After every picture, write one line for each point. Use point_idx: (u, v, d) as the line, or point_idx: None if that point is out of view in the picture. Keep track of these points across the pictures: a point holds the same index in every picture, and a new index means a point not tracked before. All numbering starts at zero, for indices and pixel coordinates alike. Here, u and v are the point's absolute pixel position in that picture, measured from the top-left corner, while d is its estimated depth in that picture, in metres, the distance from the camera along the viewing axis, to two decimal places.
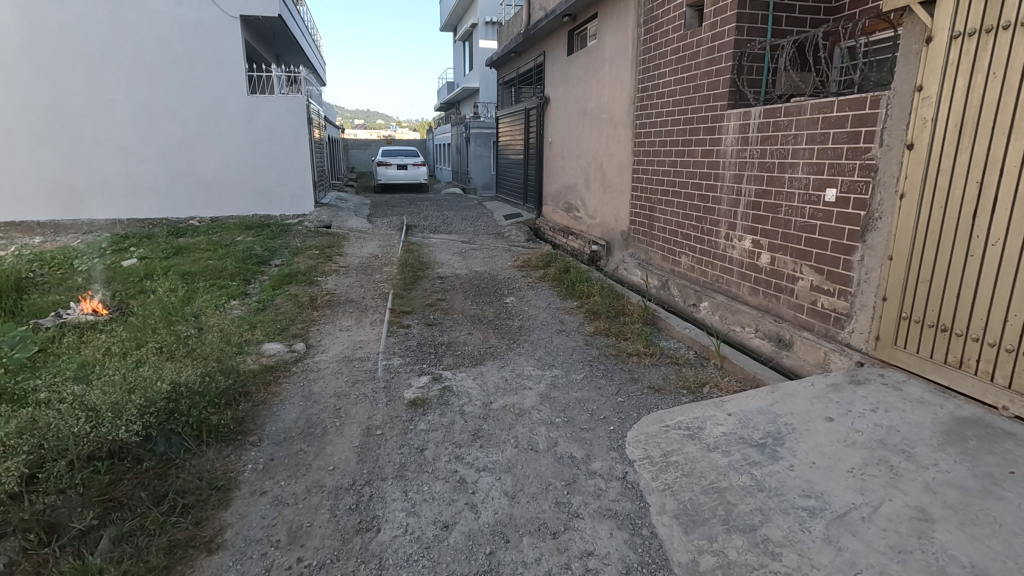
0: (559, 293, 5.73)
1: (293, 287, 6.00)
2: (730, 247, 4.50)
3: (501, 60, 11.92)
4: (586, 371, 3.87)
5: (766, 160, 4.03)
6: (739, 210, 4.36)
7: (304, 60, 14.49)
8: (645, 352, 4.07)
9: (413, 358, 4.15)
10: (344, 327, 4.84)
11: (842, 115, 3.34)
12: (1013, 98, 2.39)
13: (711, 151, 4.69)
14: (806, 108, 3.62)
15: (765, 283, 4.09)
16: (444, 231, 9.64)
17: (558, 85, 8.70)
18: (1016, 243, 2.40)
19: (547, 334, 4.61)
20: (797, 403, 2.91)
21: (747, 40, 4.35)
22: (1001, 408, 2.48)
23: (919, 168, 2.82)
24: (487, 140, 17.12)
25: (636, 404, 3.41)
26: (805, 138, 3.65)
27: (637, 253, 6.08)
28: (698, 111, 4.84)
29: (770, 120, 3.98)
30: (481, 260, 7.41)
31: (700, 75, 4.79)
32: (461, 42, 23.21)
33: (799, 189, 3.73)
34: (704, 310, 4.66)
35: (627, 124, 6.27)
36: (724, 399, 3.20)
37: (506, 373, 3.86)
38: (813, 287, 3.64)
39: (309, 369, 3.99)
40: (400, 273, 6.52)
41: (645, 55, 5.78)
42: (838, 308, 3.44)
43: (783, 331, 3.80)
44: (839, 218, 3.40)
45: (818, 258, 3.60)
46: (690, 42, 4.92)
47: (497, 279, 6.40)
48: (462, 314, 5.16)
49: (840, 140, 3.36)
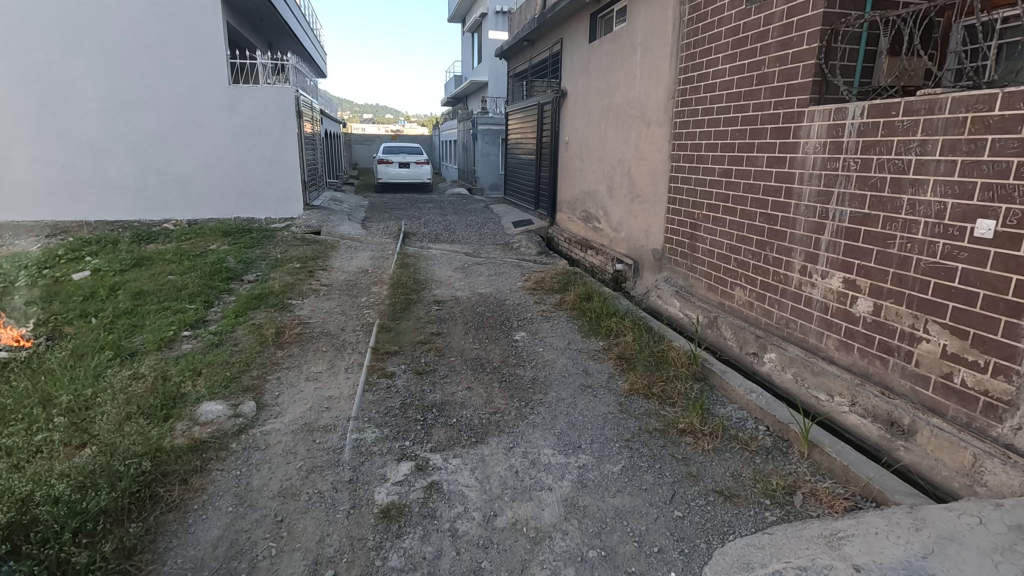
0: (581, 329, 4.71)
1: (260, 314, 4.98)
2: (807, 284, 3.46)
3: (512, 51, 10.88)
4: (625, 460, 2.86)
5: (871, 174, 2.97)
6: (823, 237, 3.31)
7: (299, 47, 13.51)
8: (703, 430, 3.05)
9: (393, 430, 3.14)
10: (311, 375, 3.83)
11: (1013, 114, 2.29)
12: None
13: (782, 159, 3.62)
14: (945, 104, 2.57)
15: (863, 339, 3.06)
16: (446, 239, 8.63)
17: (577, 77, 7.64)
18: None
19: (568, 393, 3.59)
20: (968, 561, 1.86)
21: (841, 14, 3.27)
22: None
23: None
24: (495, 138, 16.12)
25: (702, 525, 2.39)
26: (941, 146, 2.59)
27: (674, 278, 5.05)
28: (765, 107, 3.77)
29: (878, 120, 2.91)
30: (486, 278, 6.39)
31: (769, 61, 3.72)
32: (469, 34, 22.16)
33: (925, 216, 2.69)
34: (771, 364, 3.63)
35: (664, 123, 5.22)
36: (839, 534, 2.17)
37: (518, 462, 2.84)
38: (946, 354, 2.61)
39: (253, 445, 2.97)
40: (390, 296, 5.51)
41: (691, 39, 4.72)
42: (994, 392, 2.40)
43: (897, 413, 2.77)
44: (1000, 263, 2.36)
45: (957, 317, 2.55)
46: (756, 19, 3.85)
47: (505, 306, 5.38)
48: (460, 359, 4.14)
49: (1009, 150, 2.31)
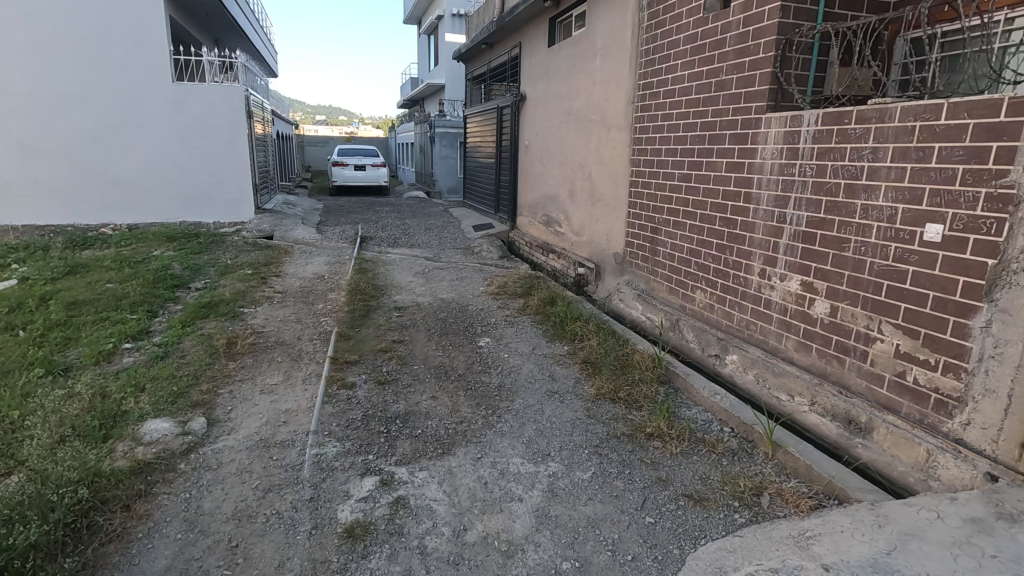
0: (545, 333, 4.70)
1: (209, 323, 4.72)
2: (765, 286, 3.54)
3: (470, 54, 10.82)
4: (595, 465, 2.85)
5: (826, 179, 3.06)
6: (781, 241, 3.40)
7: (248, 44, 13.03)
8: (671, 433, 3.07)
9: (356, 443, 3.01)
10: (265, 388, 3.64)
11: (957, 124, 2.40)
12: None
13: (740, 164, 3.70)
14: (894, 113, 2.67)
15: (821, 340, 3.15)
16: (404, 244, 8.46)
17: (537, 81, 7.64)
18: None
19: (535, 400, 3.55)
20: (930, 556, 1.89)
21: (794, 24, 3.35)
22: None
23: None
24: (453, 141, 16.04)
25: (673, 531, 2.38)
26: (891, 153, 2.70)
27: (636, 281, 5.10)
28: (724, 113, 3.84)
29: (832, 127, 3.01)
30: (447, 283, 6.29)
31: (726, 68, 3.79)
32: (425, 36, 21.96)
33: (877, 221, 2.78)
34: (733, 365, 3.70)
35: (624, 128, 5.27)
36: (807, 534, 2.18)
37: (487, 473, 2.77)
38: (899, 353, 2.70)
39: (204, 465, 2.79)
40: (348, 302, 5.34)
41: (650, 45, 4.77)
42: (944, 389, 2.49)
43: (854, 412, 2.86)
44: (948, 265, 2.46)
45: (908, 317, 2.65)
46: (713, 27, 3.93)
47: (468, 311, 5.31)
48: (424, 366, 4.04)
49: (954, 158, 2.42)
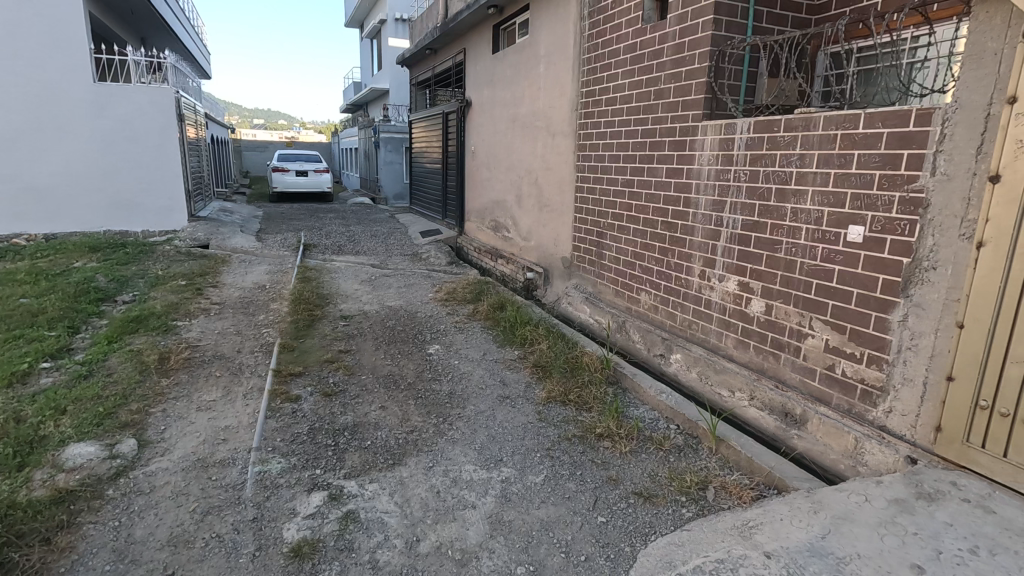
0: (495, 339, 4.70)
1: (138, 338, 4.44)
2: (706, 287, 3.68)
3: (414, 59, 10.72)
4: (547, 468, 2.87)
5: (758, 185, 3.22)
6: (719, 243, 3.54)
7: (178, 44, 12.40)
8: (620, 433, 3.13)
9: (302, 458, 2.90)
10: (202, 405, 3.45)
11: (873, 132, 2.57)
12: None
13: (679, 170, 3.84)
14: (818, 122, 2.85)
15: (757, 337, 3.30)
16: (350, 251, 8.27)
17: (482, 88, 7.66)
18: None
19: (486, 406, 3.54)
20: (860, 537, 2.01)
21: (726, 36, 3.51)
22: None
23: (1012, 208, 2.06)
24: (399, 147, 15.86)
25: (625, 529, 2.43)
26: (816, 160, 2.87)
27: (583, 284, 5.19)
28: (663, 121, 3.97)
29: (763, 135, 3.17)
30: (395, 291, 6.19)
31: (665, 78, 3.93)
32: (368, 40, 21.61)
33: (805, 223, 2.95)
34: (678, 364, 3.82)
35: (568, 135, 5.36)
36: (750, 523, 2.25)
37: (439, 482, 2.74)
38: (829, 347, 2.87)
39: (134, 489, 2.61)
40: (291, 313, 5.16)
41: (592, 53, 4.88)
42: (868, 380, 2.67)
43: (789, 404, 3.01)
44: (869, 263, 2.63)
45: (836, 313, 2.82)
46: (651, 37, 4.06)
47: (417, 319, 5.24)
48: (372, 376, 3.95)
49: (871, 164, 2.60)
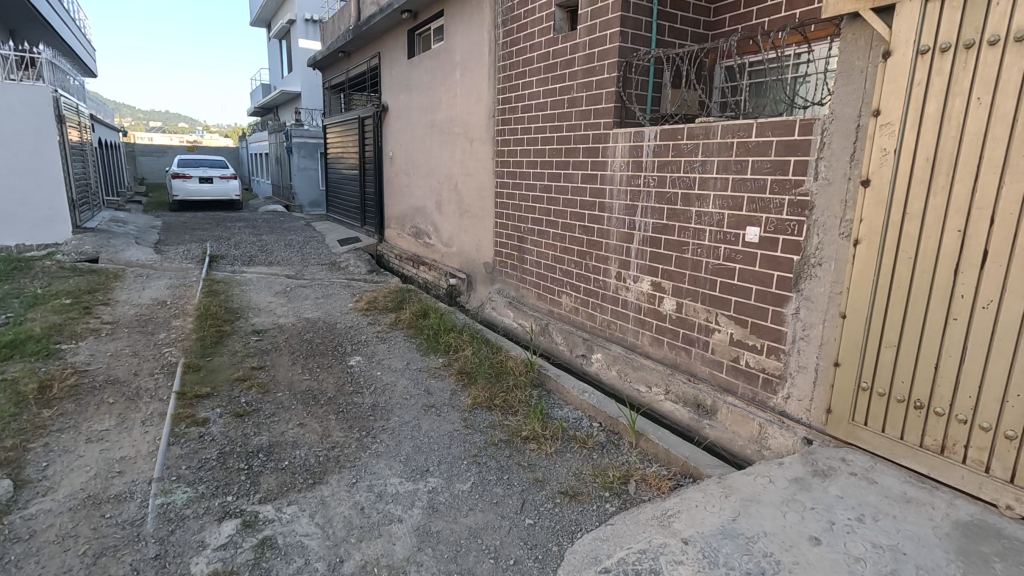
0: (419, 347, 4.63)
1: (13, 366, 3.95)
2: (622, 288, 3.82)
3: (327, 61, 10.37)
4: (474, 475, 2.85)
5: (666, 190, 3.40)
6: (633, 245, 3.70)
7: (55, 38, 11.23)
8: (545, 435, 3.18)
9: (211, 486, 2.70)
10: (93, 436, 3.13)
11: (764, 141, 2.79)
12: (1005, 128, 1.92)
13: (593, 176, 3.97)
14: (716, 130, 3.05)
15: (670, 334, 3.47)
16: (262, 262, 7.84)
17: (399, 93, 7.55)
18: (1015, 307, 1.93)
19: (410, 416, 3.47)
20: (766, 516, 2.15)
21: (632, 48, 3.68)
22: (1001, 506, 2.02)
23: (880, 210, 2.30)
24: (313, 152, 15.28)
25: (552, 529, 2.46)
26: (716, 166, 3.07)
27: (506, 289, 5.23)
28: (577, 129, 4.09)
29: (668, 142, 3.35)
30: (312, 302, 5.93)
31: (577, 86, 4.05)
32: (277, 40, 20.65)
33: (709, 226, 3.15)
34: (599, 363, 3.94)
35: (486, 141, 5.40)
36: (668, 512, 2.31)
37: (363, 498, 2.65)
38: (733, 340, 3.07)
39: (9, 537, 2.31)
40: (197, 329, 4.81)
41: (507, 61, 4.94)
42: (768, 369, 2.89)
43: (701, 396, 3.20)
44: (766, 261, 2.85)
45: (738, 308, 3.02)
46: (563, 47, 4.17)
47: (337, 330, 5.05)
48: (289, 393, 3.76)
49: (763, 170, 2.82)
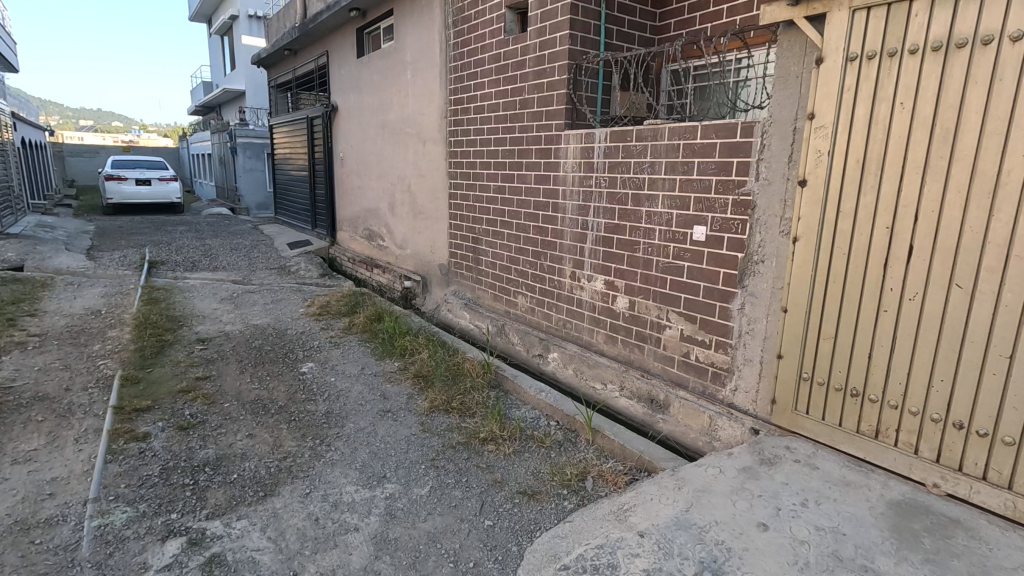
0: (373, 351, 4.55)
1: None
2: (577, 288, 3.87)
3: (272, 59, 10.05)
4: (432, 480, 2.83)
5: (617, 190, 3.47)
6: (586, 245, 3.75)
7: None
8: (503, 435, 3.18)
9: (154, 504, 2.57)
10: (19, 457, 2.92)
11: (709, 143, 2.89)
12: (926, 132, 2.05)
13: (546, 177, 4.01)
14: (663, 133, 3.13)
15: (624, 331, 3.54)
16: (206, 267, 7.52)
17: (348, 92, 7.40)
18: (938, 298, 2.07)
19: (366, 422, 3.41)
20: (717, 506, 2.22)
21: (581, 51, 3.73)
22: (930, 485, 2.16)
23: (816, 208, 2.42)
24: (259, 154, 14.81)
25: (511, 529, 2.47)
26: (663, 167, 3.15)
27: (462, 291, 5.20)
28: (529, 130, 4.12)
29: (618, 144, 3.42)
30: (261, 308, 5.74)
31: (528, 88, 4.07)
32: (218, 37, 19.87)
33: (658, 225, 3.23)
34: (555, 362, 3.98)
35: (439, 142, 5.36)
36: (624, 507, 2.36)
37: (318, 508, 2.58)
38: (684, 336, 3.16)
39: None
40: (135, 339, 4.56)
41: (458, 62, 4.92)
42: (717, 363, 2.99)
43: (654, 391, 3.28)
44: (712, 259, 2.95)
45: (688, 305, 3.11)
46: (514, 48, 4.19)
47: (287, 336, 4.90)
48: (237, 403, 3.62)
49: (707, 171, 2.91)
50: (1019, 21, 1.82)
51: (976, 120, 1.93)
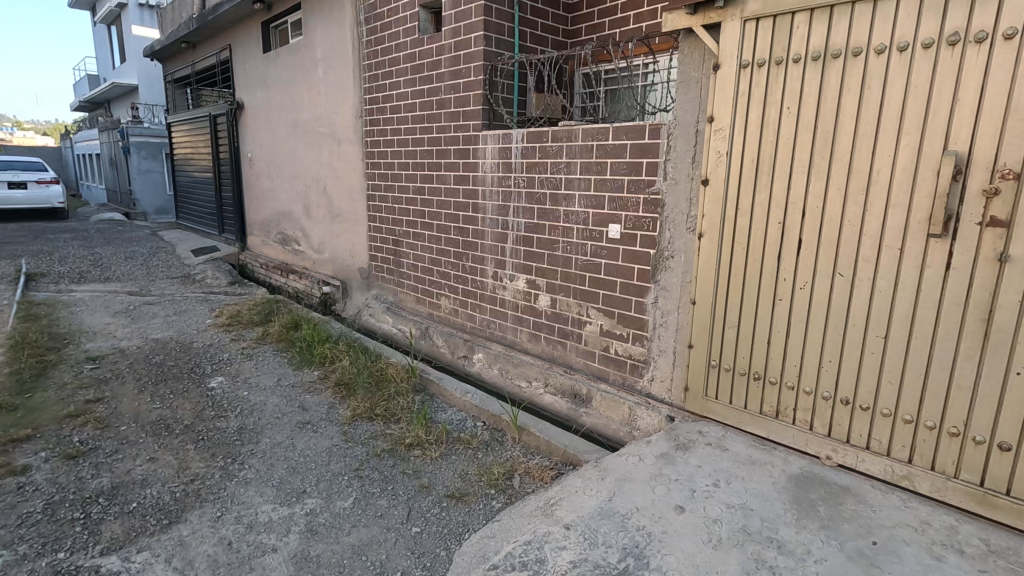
0: (290, 361, 4.34)
1: None
2: (499, 288, 3.89)
3: (167, 52, 9.32)
4: (356, 490, 2.73)
5: (535, 191, 3.51)
6: (507, 245, 3.78)
7: None
8: (429, 440, 3.13)
9: (36, 544, 2.30)
10: None
11: (620, 144, 3.00)
12: (810, 134, 2.24)
13: (466, 177, 3.99)
14: (577, 134, 3.21)
15: (547, 329, 3.60)
16: (96, 278, 6.85)
17: (255, 89, 7.00)
18: (824, 286, 2.27)
19: (283, 436, 3.24)
20: (638, 493, 2.31)
21: (497, 52, 3.75)
22: (823, 457, 2.36)
23: (718, 205, 2.58)
24: (156, 154, 13.72)
25: (439, 534, 2.44)
26: (579, 167, 3.23)
27: (384, 294, 5.08)
28: (446, 130, 4.08)
29: (535, 145, 3.47)
30: (162, 320, 5.30)
31: (445, 88, 4.04)
32: (104, 26, 18.19)
33: (576, 224, 3.31)
34: (481, 362, 3.99)
35: (355, 143, 5.20)
36: (551, 501, 2.39)
37: (231, 531, 2.42)
38: (603, 331, 3.26)
39: None
40: (11, 361, 4.07)
41: (372, 60, 4.79)
42: (634, 356, 3.11)
43: (577, 386, 3.36)
44: (627, 256, 3.06)
45: (606, 300, 3.22)
46: (428, 48, 4.14)
47: (194, 350, 4.56)
48: (135, 425, 3.32)
49: (619, 171, 3.02)
50: (882, 35, 2.03)
51: (850, 123, 2.13)
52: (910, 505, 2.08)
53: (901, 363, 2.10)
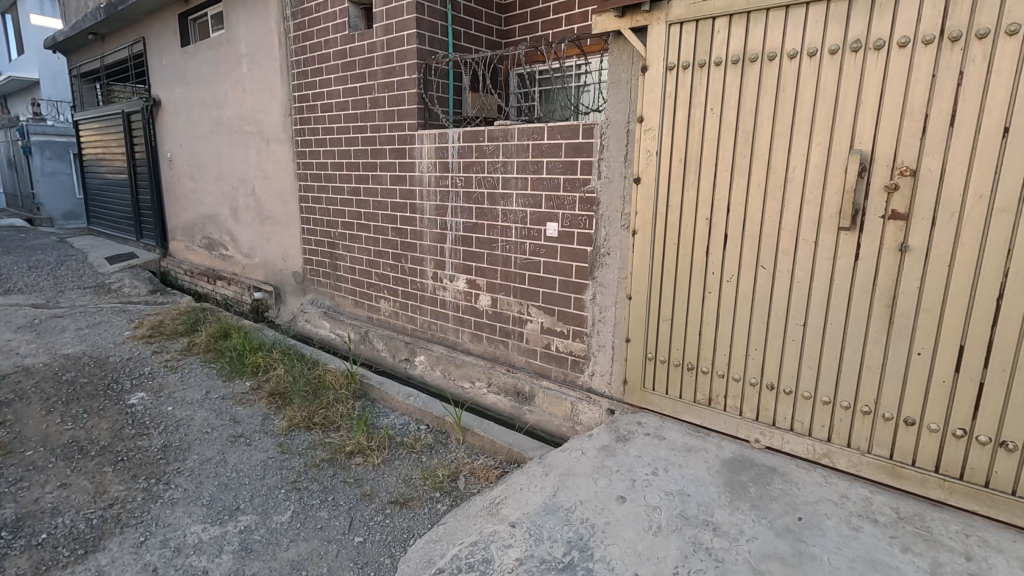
0: (219, 372, 4.11)
1: None
2: (439, 288, 3.85)
3: (71, 44, 8.61)
4: (294, 503, 2.63)
5: (473, 190, 3.50)
6: (446, 245, 3.75)
7: None
8: (370, 446, 3.06)
9: None
10: None
11: (555, 143, 3.04)
12: (731, 134, 2.35)
13: (402, 177, 3.93)
14: (513, 133, 3.22)
15: (488, 328, 3.59)
16: None
17: (173, 85, 6.59)
18: (748, 278, 2.39)
19: (214, 451, 3.07)
20: (581, 486, 2.35)
21: (430, 51, 3.71)
22: (753, 441, 2.48)
23: (650, 203, 2.66)
24: (63, 154, 12.68)
25: (383, 542, 2.39)
26: (515, 166, 3.25)
27: (320, 299, 4.92)
28: (381, 129, 3.99)
29: (471, 144, 3.46)
30: (73, 334, 4.89)
31: (378, 86, 3.95)
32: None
33: (514, 223, 3.32)
34: (423, 365, 3.94)
35: (284, 142, 4.99)
36: (496, 500, 2.39)
37: (156, 556, 2.26)
38: (544, 329, 3.29)
39: None
40: None
41: (300, 56, 4.62)
42: (575, 352, 3.16)
43: (520, 384, 3.38)
44: (565, 254, 3.10)
45: (546, 298, 3.25)
46: (360, 45, 4.03)
47: (110, 364, 4.23)
48: (43, 449, 3.04)
49: (555, 170, 3.06)
50: (793, 42, 2.16)
51: (768, 123, 2.26)
52: (830, 481, 2.23)
53: (818, 348, 2.25)
